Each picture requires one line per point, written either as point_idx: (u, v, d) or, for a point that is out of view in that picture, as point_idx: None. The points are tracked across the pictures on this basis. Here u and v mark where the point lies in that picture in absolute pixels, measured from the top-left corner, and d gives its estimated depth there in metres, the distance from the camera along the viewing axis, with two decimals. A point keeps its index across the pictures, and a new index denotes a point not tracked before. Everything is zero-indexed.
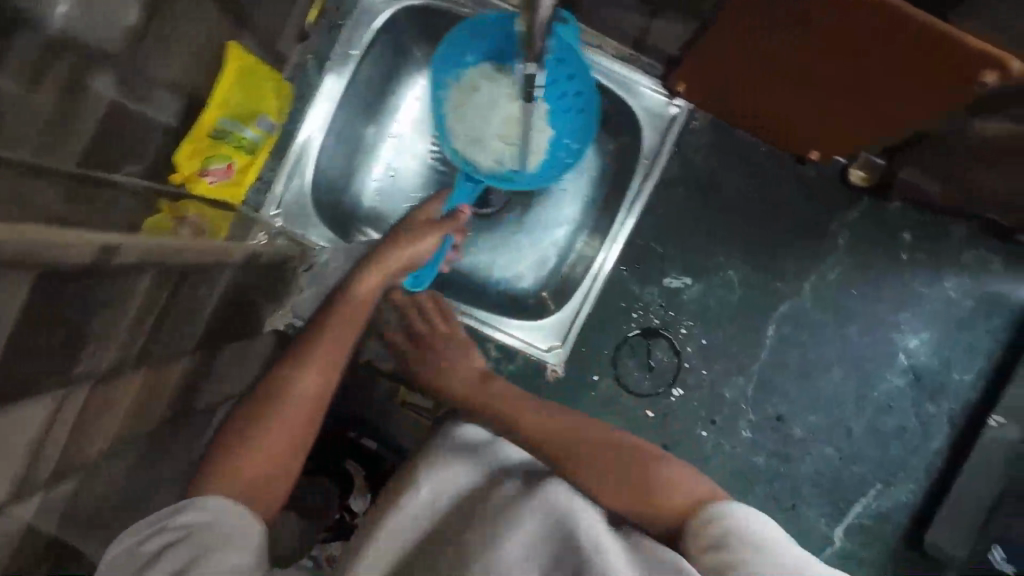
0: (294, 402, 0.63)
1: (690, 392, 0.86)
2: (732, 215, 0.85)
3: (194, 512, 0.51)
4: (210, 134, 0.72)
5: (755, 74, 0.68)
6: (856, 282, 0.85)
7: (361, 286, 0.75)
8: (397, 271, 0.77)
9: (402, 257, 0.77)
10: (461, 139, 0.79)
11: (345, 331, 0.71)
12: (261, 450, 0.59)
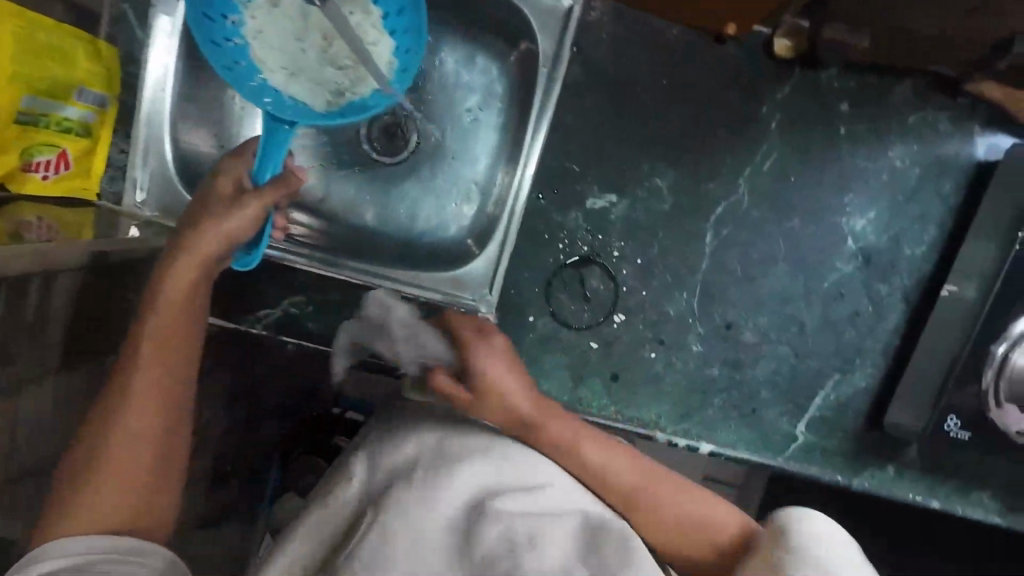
0: (124, 443, 0.54)
1: (633, 317, 0.81)
2: (651, 114, 0.76)
3: (70, 549, 0.50)
4: (19, 120, 0.60)
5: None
6: (794, 167, 0.77)
7: (167, 289, 0.57)
8: (212, 259, 0.59)
9: (211, 241, 0.59)
10: (277, 72, 0.66)
11: (165, 352, 0.57)
12: (101, 495, 0.53)
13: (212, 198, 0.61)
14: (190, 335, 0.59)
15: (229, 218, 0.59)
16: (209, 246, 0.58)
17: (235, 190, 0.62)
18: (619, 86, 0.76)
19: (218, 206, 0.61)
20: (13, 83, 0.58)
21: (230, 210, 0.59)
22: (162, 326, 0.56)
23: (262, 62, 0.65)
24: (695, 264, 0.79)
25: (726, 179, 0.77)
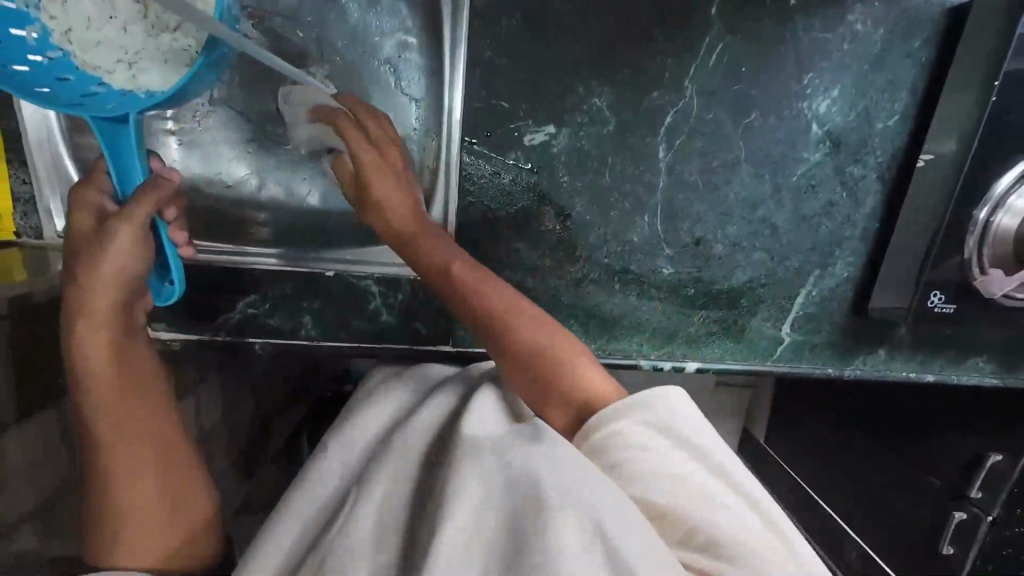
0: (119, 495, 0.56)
1: (595, 253, 0.77)
2: (578, 27, 0.68)
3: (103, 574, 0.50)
4: None
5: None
6: (744, 55, 0.69)
7: (85, 349, 0.58)
8: (118, 299, 0.59)
9: (109, 282, 0.58)
10: (121, 69, 0.55)
11: (114, 408, 0.58)
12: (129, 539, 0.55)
13: (80, 246, 0.59)
14: (132, 368, 0.62)
15: (108, 257, 0.58)
16: (107, 293, 0.59)
17: (95, 222, 0.59)
18: (537, 2, 0.68)
19: (86, 248, 0.58)
20: None
21: (99, 250, 0.57)
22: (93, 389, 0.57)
23: (90, 66, 0.53)
24: (652, 184, 0.74)
25: (671, 84, 0.70)
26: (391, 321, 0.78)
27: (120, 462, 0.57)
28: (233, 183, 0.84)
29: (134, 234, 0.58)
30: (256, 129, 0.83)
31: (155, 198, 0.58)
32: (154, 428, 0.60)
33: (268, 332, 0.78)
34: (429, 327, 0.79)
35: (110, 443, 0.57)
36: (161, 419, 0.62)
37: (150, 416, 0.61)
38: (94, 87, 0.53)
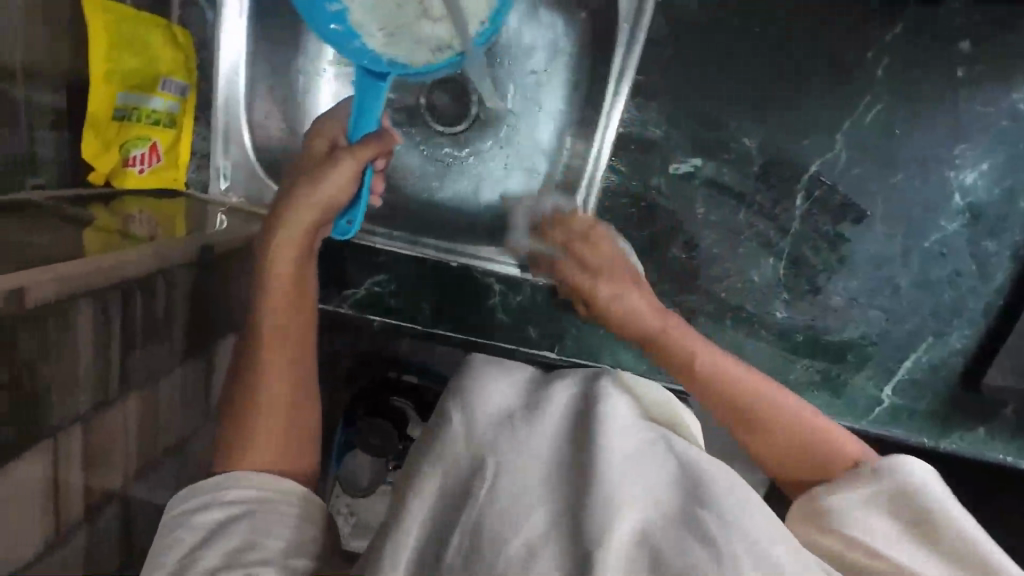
0: (261, 406, 0.55)
1: (712, 287, 0.79)
2: (743, 69, 0.70)
3: (238, 489, 0.49)
4: (115, 117, 0.61)
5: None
6: (900, 118, 0.71)
7: (280, 256, 0.61)
8: (318, 219, 0.62)
9: (315, 202, 0.61)
10: (380, 36, 0.64)
11: (288, 314, 0.60)
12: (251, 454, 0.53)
13: (309, 166, 0.63)
14: (303, 292, 0.62)
15: (326, 182, 0.61)
16: (309, 219, 0.61)
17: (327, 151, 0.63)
18: (708, 40, 0.70)
19: (307, 169, 0.63)
20: (108, 81, 0.59)
21: (324, 176, 0.61)
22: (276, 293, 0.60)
23: (360, 26, 0.63)
24: (783, 227, 0.76)
25: (823, 135, 0.72)
26: (504, 319, 0.81)
27: (273, 367, 0.57)
28: None
29: (352, 168, 0.61)
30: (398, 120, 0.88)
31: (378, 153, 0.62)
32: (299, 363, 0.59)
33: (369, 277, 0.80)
34: (540, 331, 0.81)
35: (273, 347, 0.58)
36: (305, 349, 0.60)
37: (296, 345, 0.59)
38: (353, 41, 0.63)
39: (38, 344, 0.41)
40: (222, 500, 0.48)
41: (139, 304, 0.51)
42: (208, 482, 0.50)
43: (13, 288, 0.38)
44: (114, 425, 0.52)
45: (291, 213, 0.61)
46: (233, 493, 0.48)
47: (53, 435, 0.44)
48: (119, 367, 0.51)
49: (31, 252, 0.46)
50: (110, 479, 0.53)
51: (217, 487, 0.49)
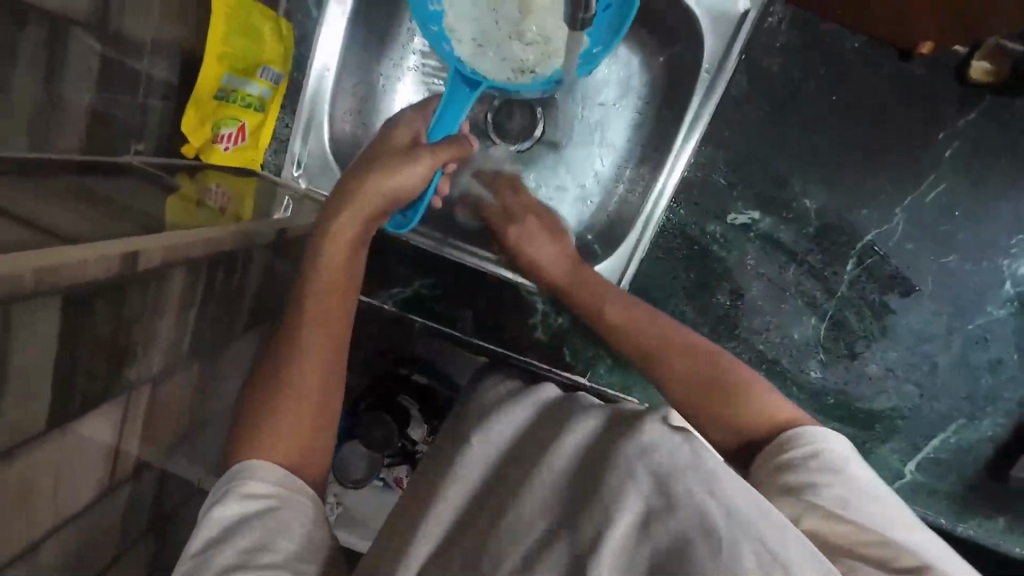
0: (294, 389, 0.56)
1: (750, 337, 0.80)
2: (812, 133, 0.72)
3: (256, 483, 0.49)
4: (215, 97, 0.65)
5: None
6: (961, 201, 0.72)
7: (331, 244, 0.60)
8: (374, 213, 0.62)
9: (375, 195, 0.62)
10: (468, 45, 0.68)
11: (330, 305, 0.59)
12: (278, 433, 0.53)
13: (383, 152, 0.65)
14: (349, 282, 0.61)
15: (392, 178, 0.62)
16: (370, 202, 0.62)
17: (407, 145, 0.65)
18: (783, 100, 0.72)
19: (377, 163, 0.63)
20: (219, 62, 0.63)
21: (397, 163, 0.63)
22: (327, 281, 0.60)
23: (453, 31, 0.68)
24: (830, 290, 0.77)
25: (882, 206, 0.73)
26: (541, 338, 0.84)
27: (312, 354, 0.57)
28: None
29: (420, 171, 0.63)
30: None
31: (446, 156, 0.64)
32: (331, 350, 0.58)
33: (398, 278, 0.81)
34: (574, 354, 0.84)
35: (316, 334, 0.58)
36: (337, 331, 0.59)
37: (332, 326, 0.59)
38: (444, 46, 0.67)
39: (137, 306, 0.43)
40: (237, 492, 0.48)
41: (218, 277, 0.53)
42: (226, 477, 0.50)
43: (128, 251, 0.39)
44: (174, 389, 0.53)
45: (352, 199, 0.62)
46: (254, 485, 0.48)
47: (128, 392, 0.46)
48: (192, 334, 0.53)
49: (137, 216, 0.48)
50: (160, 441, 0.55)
51: (233, 482, 0.49)
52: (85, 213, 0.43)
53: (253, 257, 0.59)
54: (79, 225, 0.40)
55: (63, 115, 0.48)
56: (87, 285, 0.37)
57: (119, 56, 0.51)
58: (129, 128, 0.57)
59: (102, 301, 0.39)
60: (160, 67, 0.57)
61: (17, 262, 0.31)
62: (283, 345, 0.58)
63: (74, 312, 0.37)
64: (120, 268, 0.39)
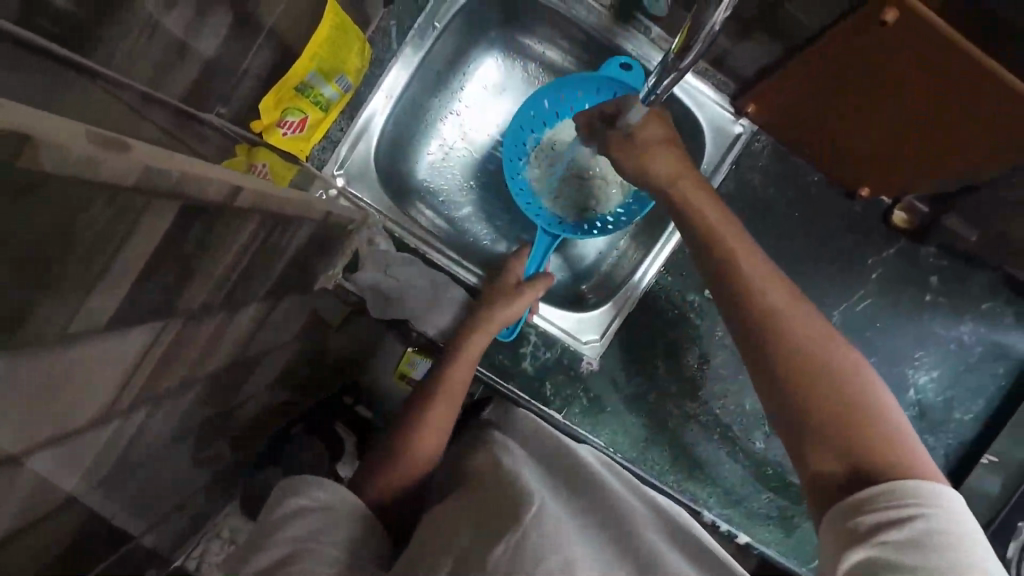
0: (413, 454, 0.74)
1: (710, 401, 0.90)
2: (777, 238, 0.89)
3: (307, 521, 0.57)
4: (295, 88, 0.71)
5: (832, 57, 0.64)
6: (881, 316, 0.89)
7: (466, 350, 0.81)
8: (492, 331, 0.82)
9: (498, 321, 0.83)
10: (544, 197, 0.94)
11: (451, 394, 0.79)
12: (403, 480, 0.72)
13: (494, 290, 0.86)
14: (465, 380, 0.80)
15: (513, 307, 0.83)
16: (491, 324, 0.82)
17: (514, 284, 0.87)
18: (759, 208, 0.89)
19: (500, 295, 0.84)
20: (310, 61, 0.70)
21: (502, 302, 0.83)
22: (454, 378, 0.80)
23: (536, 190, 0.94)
24: None
25: (824, 308, 0.89)
26: (528, 369, 0.89)
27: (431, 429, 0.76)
28: (445, 196, 0.99)
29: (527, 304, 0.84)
30: (486, 170, 1.01)
31: (540, 290, 0.86)
32: (443, 425, 0.78)
33: (405, 283, 0.85)
34: (554, 391, 0.88)
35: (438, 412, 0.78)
36: (442, 425, 0.78)
37: (439, 421, 0.78)
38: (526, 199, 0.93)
39: (216, 237, 0.45)
40: (297, 522, 0.57)
41: (271, 237, 0.57)
42: (290, 498, 0.59)
43: (232, 186, 0.44)
44: (197, 333, 0.54)
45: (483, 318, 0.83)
46: (319, 493, 0.60)
47: (169, 318, 0.47)
48: (233, 283, 0.55)
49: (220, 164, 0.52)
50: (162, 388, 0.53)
51: (294, 513, 0.58)
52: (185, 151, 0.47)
53: (298, 229, 0.63)
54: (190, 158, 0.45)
55: (176, 60, 0.52)
56: (200, 204, 0.40)
57: (240, 30, 0.58)
58: (220, 91, 0.61)
59: (196, 224, 0.42)
60: (264, 51, 0.64)
61: (173, 162, 0.36)
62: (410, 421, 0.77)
63: (178, 223, 0.39)
64: (226, 196, 0.43)
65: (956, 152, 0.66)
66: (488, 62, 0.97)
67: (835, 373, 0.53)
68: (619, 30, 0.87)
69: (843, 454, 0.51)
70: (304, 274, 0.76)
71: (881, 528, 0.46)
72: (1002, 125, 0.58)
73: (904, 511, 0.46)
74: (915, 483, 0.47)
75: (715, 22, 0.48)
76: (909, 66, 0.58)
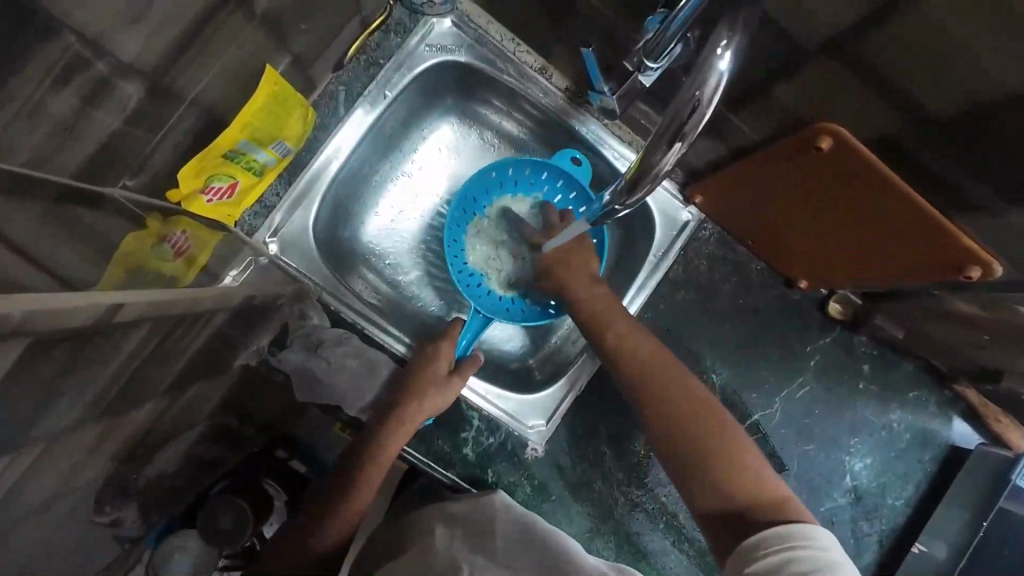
0: (336, 516, 0.70)
1: (655, 487, 0.87)
2: (722, 322, 0.90)
3: None
4: (223, 154, 0.65)
5: (774, 162, 0.65)
6: (820, 403, 0.91)
7: (399, 421, 0.76)
8: (424, 411, 0.77)
9: (429, 401, 0.77)
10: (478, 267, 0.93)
11: (378, 463, 0.73)
12: (319, 541, 0.68)
13: (427, 376, 0.79)
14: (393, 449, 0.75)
15: (450, 388, 0.79)
16: (422, 395, 0.77)
17: (446, 373, 0.80)
18: (706, 291, 0.90)
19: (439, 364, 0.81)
20: (241, 130, 0.65)
21: (438, 390, 0.78)
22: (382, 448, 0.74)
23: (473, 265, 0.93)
24: None
25: (767, 394, 0.90)
26: (469, 455, 0.83)
27: (358, 494, 0.72)
28: (390, 261, 0.93)
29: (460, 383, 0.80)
30: (436, 235, 0.97)
31: (469, 375, 0.81)
32: (366, 490, 0.72)
33: (335, 364, 0.77)
34: (496, 478, 0.83)
35: (363, 475, 0.72)
36: (363, 504, 0.72)
37: (363, 500, 0.72)
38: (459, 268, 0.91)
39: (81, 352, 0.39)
40: None
41: (172, 335, 0.55)
42: None
43: (112, 305, 0.41)
44: (65, 453, 0.44)
45: (419, 385, 0.78)
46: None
47: (21, 449, 0.38)
48: (116, 389, 0.47)
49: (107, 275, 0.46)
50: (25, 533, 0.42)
51: None
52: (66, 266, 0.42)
53: (198, 322, 0.60)
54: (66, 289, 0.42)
55: (69, 139, 0.46)
56: (63, 333, 0.36)
57: (155, 100, 0.53)
58: (131, 161, 0.55)
59: (53, 347, 0.35)
60: (189, 119, 0.59)
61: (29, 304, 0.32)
62: (334, 490, 0.72)
63: (25, 353, 0.33)
64: (104, 316, 0.40)
65: (883, 266, 0.68)
66: (442, 128, 0.95)
67: (712, 430, 0.68)
68: (576, 112, 0.87)
69: (721, 495, 0.64)
70: (218, 352, 0.68)
71: (767, 571, 0.55)
72: (924, 248, 0.60)
73: (785, 551, 0.56)
74: (789, 527, 0.58)
75: (664, 165, 0.49)
76: (844, 180, 0.60)
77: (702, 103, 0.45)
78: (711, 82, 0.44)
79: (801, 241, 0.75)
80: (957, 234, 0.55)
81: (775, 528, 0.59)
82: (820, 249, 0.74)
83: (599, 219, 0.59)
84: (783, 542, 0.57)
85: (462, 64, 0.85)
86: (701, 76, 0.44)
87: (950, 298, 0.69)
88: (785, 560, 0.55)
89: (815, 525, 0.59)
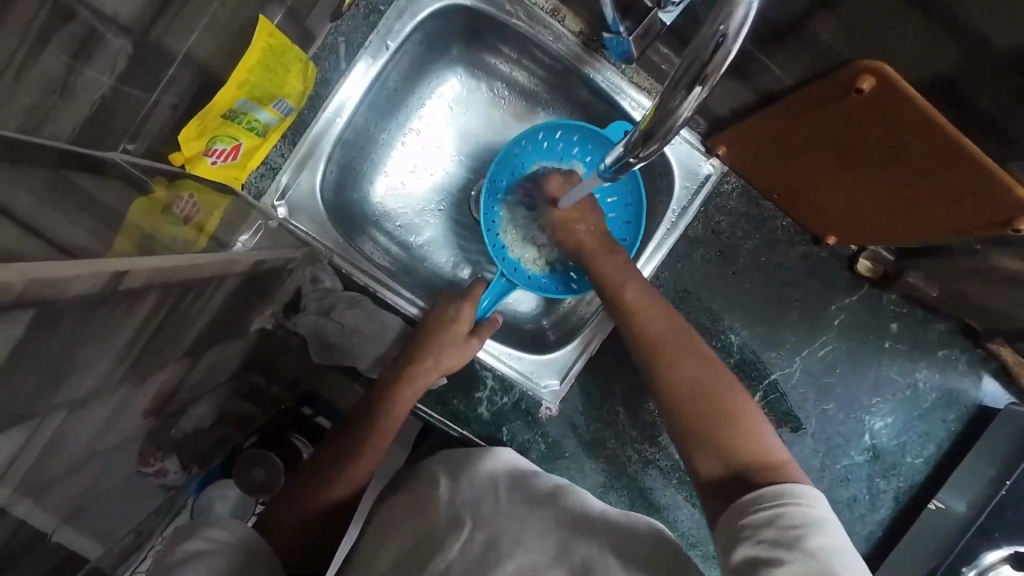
0: (346, 478, 0.71)
1: (669, 446, 0.87)
2: (743, 281, 0.87)
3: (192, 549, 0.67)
4: (222, 113, 0.63)
5: (813, 104, 0.60)
6: (841, 362, 0.89)
7: (418, 382, 0.76)
8: (434, 377, 0.77)
9: (437, 367, 0.77)
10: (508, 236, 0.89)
11: (390, 422, 0.74)
12: (332, 490, 0.71)
13: (443, 338, 0.78)
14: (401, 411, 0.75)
15: (466, 354, 0.79)
16: (428, 362, 0.77)
17: (464, 335, 0.80)
18: (726, 249, 0.86)
19: (452, 336, 0.79)
20: (238, 87, 0.62)
21: (452, 352, 0.78)
22: (391, 418, 0.75)
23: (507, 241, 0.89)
24: None
25: (787, 354, 0.88)
26: (484, 414, 0.84)
27: (371, 453, 0.73)
28: (401, 222, 0.91)
29: (468, 349, 0.79)
30: (449, 195, 0.94)
31: (484, 338, 0.81)
32: (371, 451, 0.73)
33: (349, 327, 0.78)
34: (511, 437, 0.84)
35: (379, 440, 0.73)
36: (369, 468, 0.73)
37: (369, 465, 0.73)
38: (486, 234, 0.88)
39: (88, 314, 0.40)
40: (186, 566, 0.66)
41: (185, 299, 0.56)
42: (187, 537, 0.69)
43: (118, 272, 0.41)
44: (89, 416, 0.46)
45: (428, 352, 0.77)
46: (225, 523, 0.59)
47: (47, 411, 0.40)
48: (133, 352, 0.49)
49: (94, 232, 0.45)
50: (56, 496, 0.44)
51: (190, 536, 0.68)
52: (85, 226, 0.44)
53: (213, 287, 0.61)
54: (88, 251, 0.42)
55: (64, 101, 0.45)
56: (70, 300, 0.37)
57: (146, 57, 0.51)
58: (125, 125, 0.54)
59: (60, 307, 0.36)
60: (182, 79, 0.57)
61: (30, 276, 0.33)
62: (350, 443, 0.73)
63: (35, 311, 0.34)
64: (108, 284, 0.40)
65: (921, 218, 0.63)
66: (451, 81, 0.90)
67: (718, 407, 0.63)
68: (592, 58, 0.81)
69: (718, 455, 0.61)
70: (232, 316, 0.69)
71: (757, 525, 0.52)
72: (971, 199, 0.55)
73: (778, 508, 0.53)
74: (784, 486, 0.54)
75: (682, 113, 0.44)
76: (889, 124, 0.55)
77: (727, 40, 0.40)
78: (738, 14, 0.40)
79: (833, 194, 0.70)
80: (1011, 182, 0.51)
81: (773, 486, 0.55)
82: (854, 203, 0.69)
83: (611, 174, 0.56)
84: (783, 493, 0.54)
85: (468, 9, 0.80)
86: (726, 8, 0.40)
87: (993, 249, 0.65)
88: (775, 515, 0.52)
89: (812, 484, 0.55)
